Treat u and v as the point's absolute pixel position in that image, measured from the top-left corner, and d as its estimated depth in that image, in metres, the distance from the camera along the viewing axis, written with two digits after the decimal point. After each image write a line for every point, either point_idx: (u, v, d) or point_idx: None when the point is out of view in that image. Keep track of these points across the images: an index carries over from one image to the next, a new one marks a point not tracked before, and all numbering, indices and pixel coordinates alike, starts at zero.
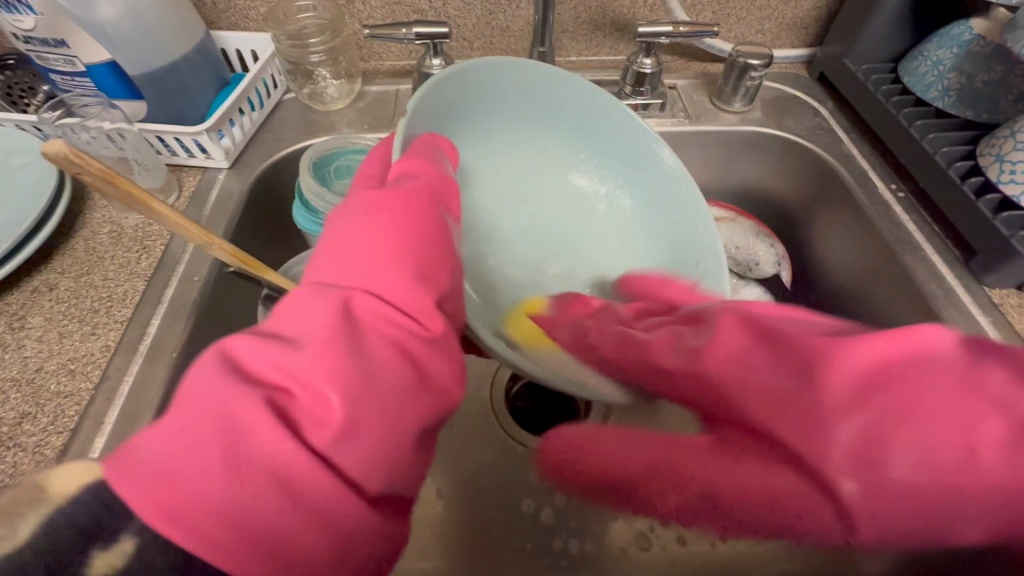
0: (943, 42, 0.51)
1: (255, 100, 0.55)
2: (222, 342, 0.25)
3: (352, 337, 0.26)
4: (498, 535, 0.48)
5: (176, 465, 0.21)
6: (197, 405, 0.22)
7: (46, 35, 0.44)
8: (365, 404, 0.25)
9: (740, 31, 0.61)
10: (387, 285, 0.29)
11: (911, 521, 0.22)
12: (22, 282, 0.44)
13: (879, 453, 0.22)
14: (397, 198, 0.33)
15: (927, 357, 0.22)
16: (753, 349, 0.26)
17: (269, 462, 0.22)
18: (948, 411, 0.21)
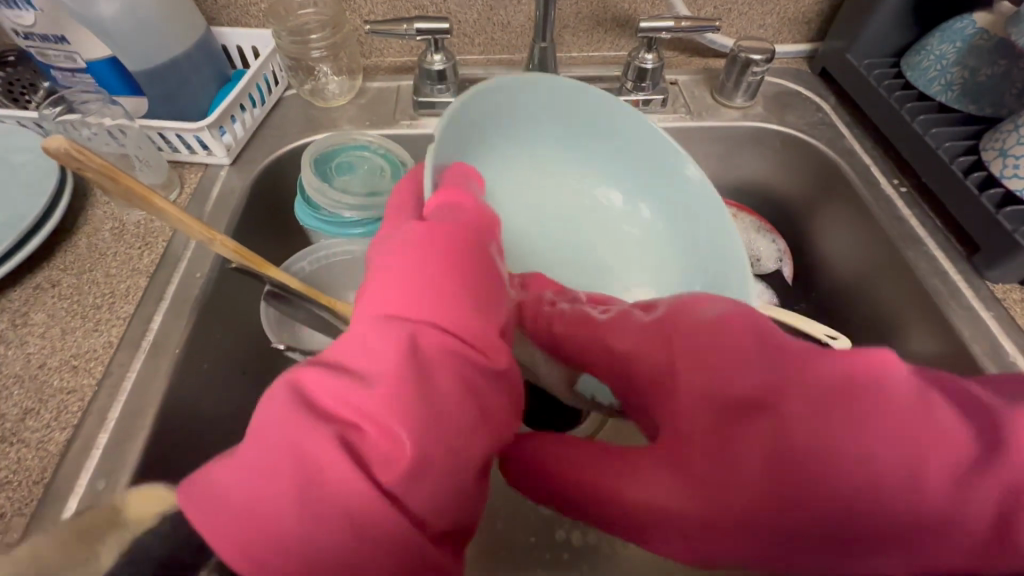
0: (946, 36, 0.51)
1: (256, 96, 0.55)
2: (291, 374, 0.25)
3: (418, 371, 0.25)
4: (501, 528, 0.48)
5: (254, 500, 0.21)
6: (277, 441, 0.23)
7: (47, 31, 0.44)
8: (433, 440, 0.24)
9: (742, 26, 0.61)
10: (449, 318, 0.28)
11: (866, 547, 0.24)
12: (24, 279, 0.44)
13: (828, 457, 0.24)
14: (447, 228, 0.31)
15: (888, 379, 0.24)
16: (738, 348, 0.27)
17: (338, 502, 0.22)
18: (904, 431, 0.23)
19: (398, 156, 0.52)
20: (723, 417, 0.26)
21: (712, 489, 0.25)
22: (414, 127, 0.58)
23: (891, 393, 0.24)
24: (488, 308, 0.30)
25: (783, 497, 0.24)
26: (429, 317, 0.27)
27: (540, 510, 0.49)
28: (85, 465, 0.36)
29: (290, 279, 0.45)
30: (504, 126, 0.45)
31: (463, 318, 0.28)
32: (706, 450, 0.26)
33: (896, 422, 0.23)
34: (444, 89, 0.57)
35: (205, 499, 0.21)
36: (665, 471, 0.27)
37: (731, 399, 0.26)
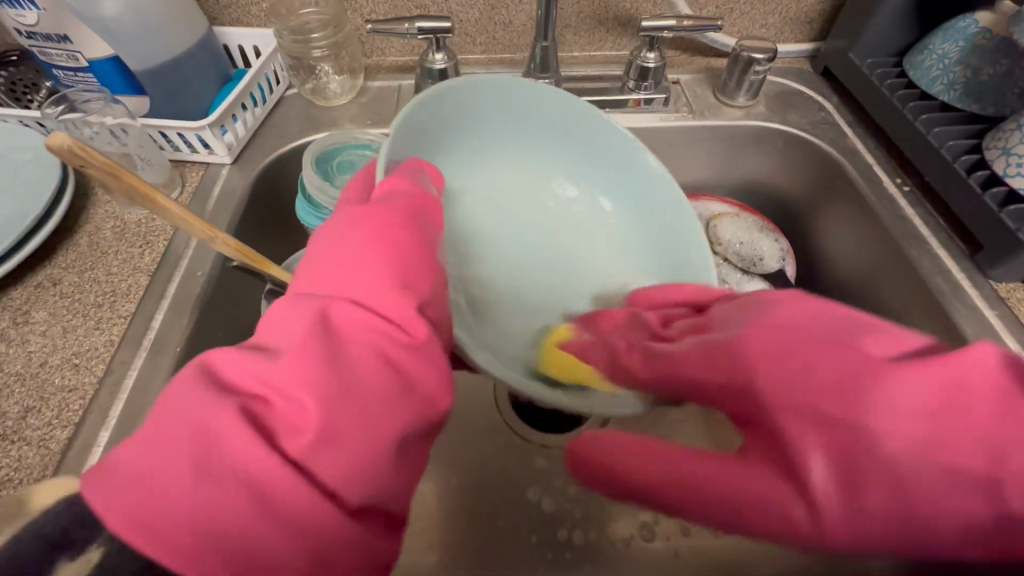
0: (948, 35, 0.51)
1: (257, 95, 0.55)
2: (207, 353, 0.25)
3: (327, 342, 0.26)
4: (503, 526, 0.48)
5: (149, 474, 0.21)
6: (181, 415, 0.22)
7: (48, 30, 0.44)
8: (341, 411, 0.25)
9: (744, 25, 0.61)
10: (371, 294, 0.28)
11: (1000, 550, 0.22)
12: (26, 278, 0.44)
13: (904, 475, 0.22)
14: (380, 211, 0.32)
15: (973, 384, 0.21)
16: (805, 353, 0.24)
17: (241, 470, 0.22)
18: (985, 439, 0.21)
19: None
20: (787, 434, 0.24)
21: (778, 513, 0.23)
22: None
23: (972, 400, 0.21)
24: (411, 283, 0.30)
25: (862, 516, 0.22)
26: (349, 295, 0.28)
27: (543, 509, 0.49)
28: (86, 463, 0.36)
29: (291, 277, 0.44)
30: (467, 124, 0.46)
31: (381, 294, 0.29)
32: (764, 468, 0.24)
33: (977, 431, 0.21)
34: None
35: (105, 480, 0.20)
36: (748, 484, 0.24)
37: (797, 414, 0.24)
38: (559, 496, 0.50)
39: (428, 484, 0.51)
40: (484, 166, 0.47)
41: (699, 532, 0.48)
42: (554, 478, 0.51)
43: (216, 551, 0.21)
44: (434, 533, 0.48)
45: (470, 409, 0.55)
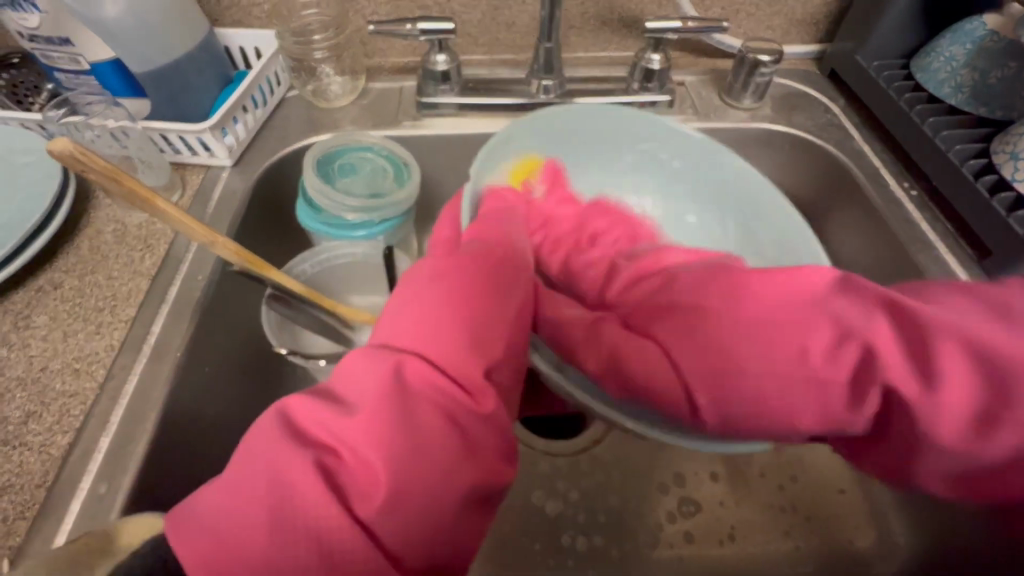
0: (956, 38, 0.50)
1: (258, 97, 0.55)
2: (284, 400, 0.27)
3: (398, 401, 0.26)
4: (506, 531, 0.48)
5: (225, 526, 0.23)
6: (256, 467, 0.25)
7: (50, 33, 0.44)
8: (406, 475, 0.25)
9: (749, 26, 0.60)
10: (446, 354, 0.28)
11: (809, 402, 0.31)
12: (27, 282, 0.44)
13: (731, 337, 0.33)
14: (463, 262, 0.32)
15: (803, 286, 0.33)
16: (683, 276, 0.38)
17: (310, 527, 0.23)
18: (791, 317, 0.32)
19: (402, 158, 0.52)
20: (664, 313, 0.36)
21: (642, 364, 0.34)
22: (418, 127, 0.57)
23: (792, 292, 0.33)
24: (489, 347, 0.29)
25: (698, 362, 0.33)
26: (419, 346, 0.28)
27: (546, 515, 0.49)
28: (87, 470, 0.35)
29: (290, 281, 0.45)
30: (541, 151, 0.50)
31: (459, 355, 0.28)
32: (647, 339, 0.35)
33: (783, 312, 0.32)
34: (448, 90, 0.57)
35: (183, 532, 0.24)
36: (633, 344, 0.35)
37: (667, 304, 0.36)
38: (562, 500, 0.50)
39: None
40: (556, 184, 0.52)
41: (703, 538, 0.48)
42: (558, 483, 0.50)
43: None
44: None
45: None
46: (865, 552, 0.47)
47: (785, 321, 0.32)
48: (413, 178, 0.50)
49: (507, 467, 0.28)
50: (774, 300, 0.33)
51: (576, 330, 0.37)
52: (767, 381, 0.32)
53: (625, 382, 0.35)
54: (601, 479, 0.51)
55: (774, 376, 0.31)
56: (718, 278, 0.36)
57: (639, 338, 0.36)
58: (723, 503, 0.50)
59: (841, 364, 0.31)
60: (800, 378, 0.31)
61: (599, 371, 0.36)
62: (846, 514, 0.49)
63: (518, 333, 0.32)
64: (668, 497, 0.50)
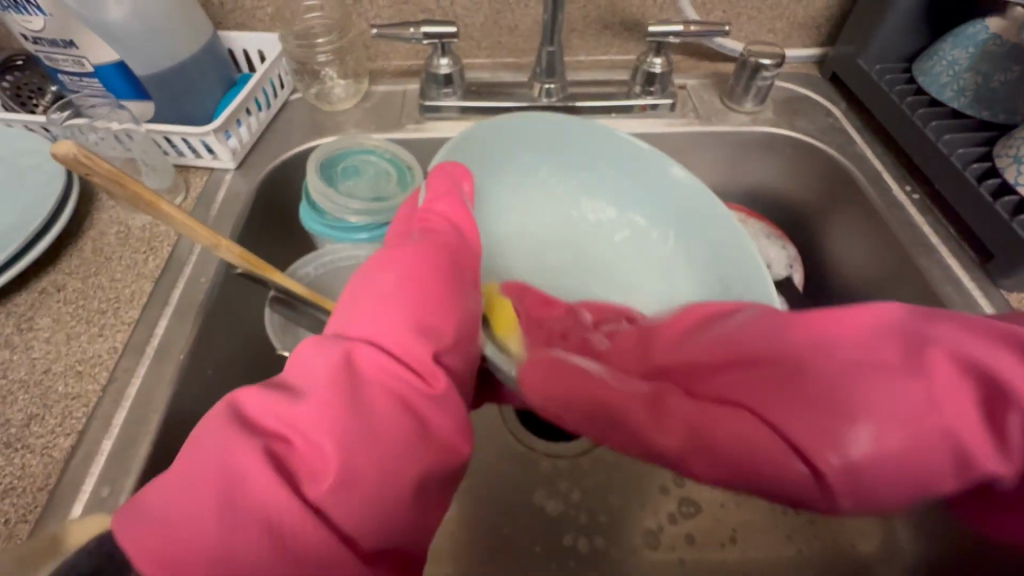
0: (958, 41, 0.50)
1: (261, 100, 0.55)
2: (234, 395, 0.27)
3: (347, 386, 0.27)
4: (508, 533, 0.48)
5: (173, 512, 0.22)
6: (207, 455, 0.24)
7: (55, 36, 0.45)
8: (357, 453, 0.25)
9: (751, 30, 0.60)
10: (394, 341, 0.30)
11: (951, 452, 0.26)
12: (30, 283, 0.44)
13: (838, 387, 0.28)
14: (413, 254, 0.34)
15: (884, 322, 0.29)
16: (738, 323, 0.33)
17: (262, 512, 0.23)
18: (897, 359, 0.28)
19: (405, 161, 0.52)
20: (735, 368, 0.31)
21: (730, 438, 0.28)
22: (420, 130, 0.57)
23: (879, 329, 0.29)
24: (439, 335, 0.31)
25: (808, 423, 0.27)
26: (367, 335, 0.30)
27: (548, 516, 0.49)
28: (90, 472, 0.35)
29: (293, 283, 0.44)
30: (497, 154, 0.49)
31: (406, 340, 0.30)
32: (722, 409, 0.30)
33: (887, 354, 0.28)
34: (451, 93, 0.57)
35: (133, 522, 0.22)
36: (714, 414, 0.30)
37: (734, 357, 0.31)
38: (564, 502, 0.50)
39: None
40: (510, 190, 0.50)
41: (704, 540, 0.48)
42: (560, 486, 0.50)
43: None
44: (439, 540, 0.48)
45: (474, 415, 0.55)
46: (868, 555, 0.47)
47: (895, 363, 0.27)
48: (416, 181, 0.50)
49: (460, 447, 0.30)
50: (862, 340, 0.29)
51: (626, 394, 0.32)
52: (907, 437, 0.26)
53: (720, 458, 0.29)
54: (603, 482, 0.51)
55: (914, 429, 0.26)
56: (788, 318, 0.31)
57: (714, 408, 0.30)
58: (723, 506, 0.49)
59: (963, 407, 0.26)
60: (928, 430, 0.26)
61: (680, 446, 0.30)
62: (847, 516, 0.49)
63: (471, 319, 0.34)
64: (668, 499, 0.50)
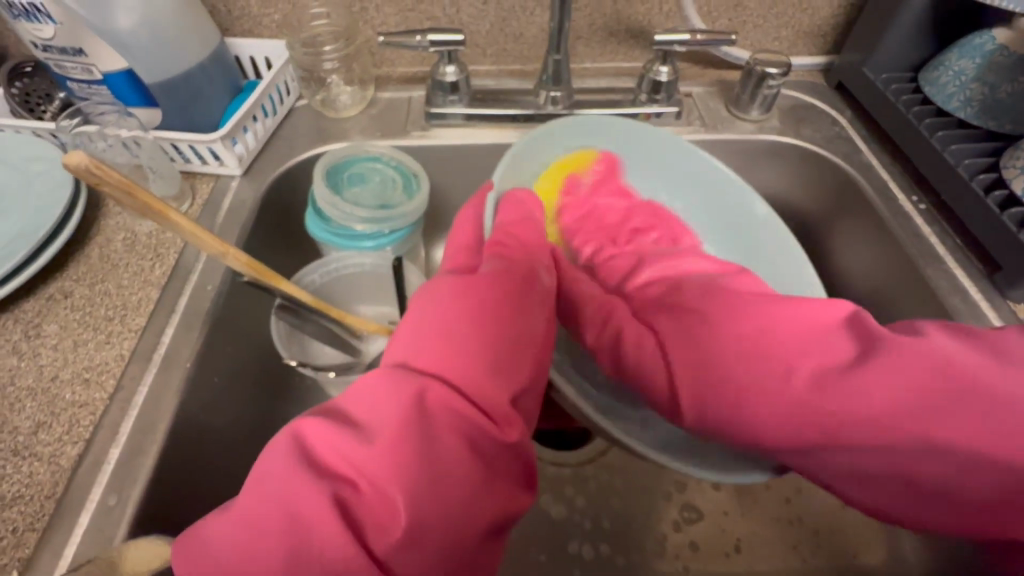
0: (964, 52, 0.50)
1: (268, 106, 0.55)
2: (294, 422, 0.26)
3: (417, 431, 0.26)
4: (514, 537, 0.48)
5: (240, 556, 0.24)
6: (269, 499, 0.25)
7: (64, 44, 0.45)
8: (426, 506, 0.25)
9: (756, 38, 0.60)
10: (469, 381, 0.28)
11: (797, 419, 0.33)
12: (37, 290, 0.44)
13: (728, 352, 0.36)
14: (486, 282, 0.33)
15: (810, 311, 0.36)
16: (701, 291, 0.41)
17: (322, 564, 0.23)
18: (790, 339, 0.35)
19: (412, 169, 0.52)
20: (664, 321, 0.40)
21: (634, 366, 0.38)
22: (425, 137, 0.57)
23: (795, 314, 0.36)
24: (512, 375, 0.30)
25: (688, 366, 0.36)
26: (440, 365, 0.28)
27: (553, 521, 0.49)
28: (97, 481, 0.35)
29: (298, 290, 0.44)
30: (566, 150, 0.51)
31: (483, 379, 0.29)
32: (646, 343, 0.38)
33: (786, 330, 0.35)
34: (456, 100, 0.57)
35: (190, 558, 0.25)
36: (639, 347, 0.38)
37: (673, 313, 0.40)
38: (569, 509, 0.49)
39: None
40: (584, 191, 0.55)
41: (708, 548, 0.48)
42: (566, 492, 0.50)
43: None
44: None
45: None
46: (872, 565, 0.47)
47: (792, 334, 0.35)
48: (422, 189, 0.50)
49: (522, 494, 0.29)
50: (775, 318, 0.36)
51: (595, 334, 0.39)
52: (752, 392, 0.34)
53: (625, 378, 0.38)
54: (608, 489, 0.50)
55: (765, 390, 0.34)
56: (727, 293, 0.39)
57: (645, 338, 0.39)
58: (727, 514, 0.49)
59: (835, 377, 0.33)
60: (777, 395, 0.34)
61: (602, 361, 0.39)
62: (853, 526, 0.49)
63: (540, 351, 0.32)
64: (672, 506, 0.50)
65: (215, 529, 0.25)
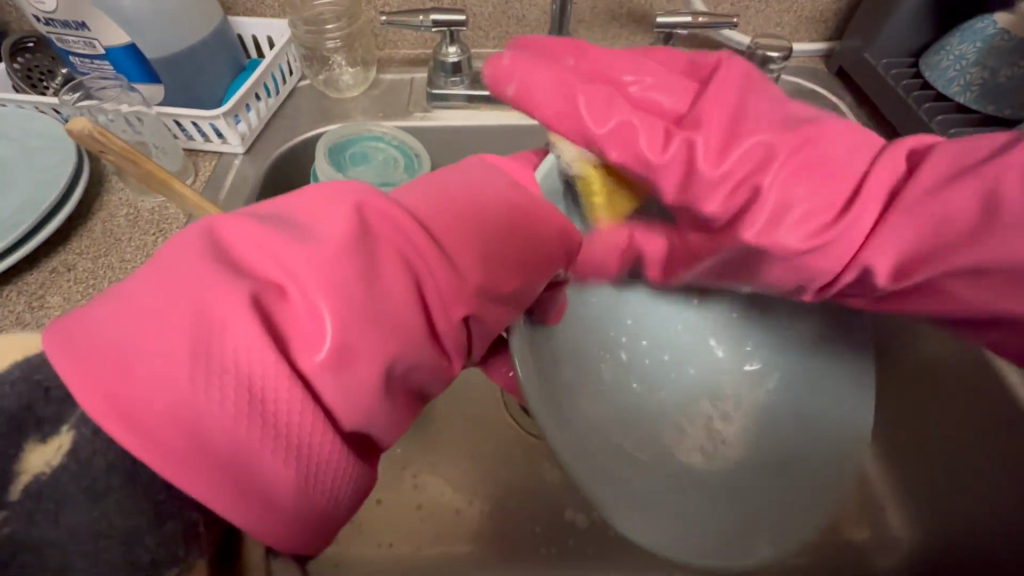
0: (966, 36, 0.50)
1: (271, 85, 0.56)
2: (214, 220, 0.26)
3: (360, 253, 0.25)
4: (512, 509, 0.49)
5: (129, 348, 0.21)
6: (176, 290, 0.23)
7: (67, 18, 0.45)
8: (361, 328, 0.24)
9: (759, 24, 0.60)
10: (431, 220, 0.29)
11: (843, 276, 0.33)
12: (40, 263, 0.45)
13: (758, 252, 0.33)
14: (473, 166, 0.34)
15: (842, 173, 0.31)
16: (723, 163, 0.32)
17: (231, 356, 0.22)
18: (824, 214, 0.31)
19: (413, 149, 0.52)
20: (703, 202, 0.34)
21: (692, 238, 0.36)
22: (427, 119, 0.58)
23: (829, 188, 0.31)
24: (498, 276, 0.29)
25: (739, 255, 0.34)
26: (423, 220, 0.29)
27: (549, 493, 0.50)
28: None
29: None
30: None
31: (467, 265, 0.29)
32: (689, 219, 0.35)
33: (817, 209, 0.31)
34: (458, 82, 0.57)
35: (75, 345, 0.21)
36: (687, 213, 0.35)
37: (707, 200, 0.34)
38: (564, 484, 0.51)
39: (440, 481, 0.51)
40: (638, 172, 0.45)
41: None
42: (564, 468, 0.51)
43: (176, 430, 0.21)
44: (456, 523, 0.49)
45: (476, 403, 0.55)
46: (862, 541, 0.49)
47: (799, 239, 0.31)
48: (423, 168, 0.51)
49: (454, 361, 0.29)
50: (801, 203, 0.31)
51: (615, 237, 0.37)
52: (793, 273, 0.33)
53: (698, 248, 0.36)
54: None
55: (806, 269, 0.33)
56: (761, 167, 0.31)
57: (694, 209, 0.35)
58: None
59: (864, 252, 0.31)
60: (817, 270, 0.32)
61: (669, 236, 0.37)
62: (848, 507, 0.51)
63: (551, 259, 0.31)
64: None
65: (104, 314, 0.22)
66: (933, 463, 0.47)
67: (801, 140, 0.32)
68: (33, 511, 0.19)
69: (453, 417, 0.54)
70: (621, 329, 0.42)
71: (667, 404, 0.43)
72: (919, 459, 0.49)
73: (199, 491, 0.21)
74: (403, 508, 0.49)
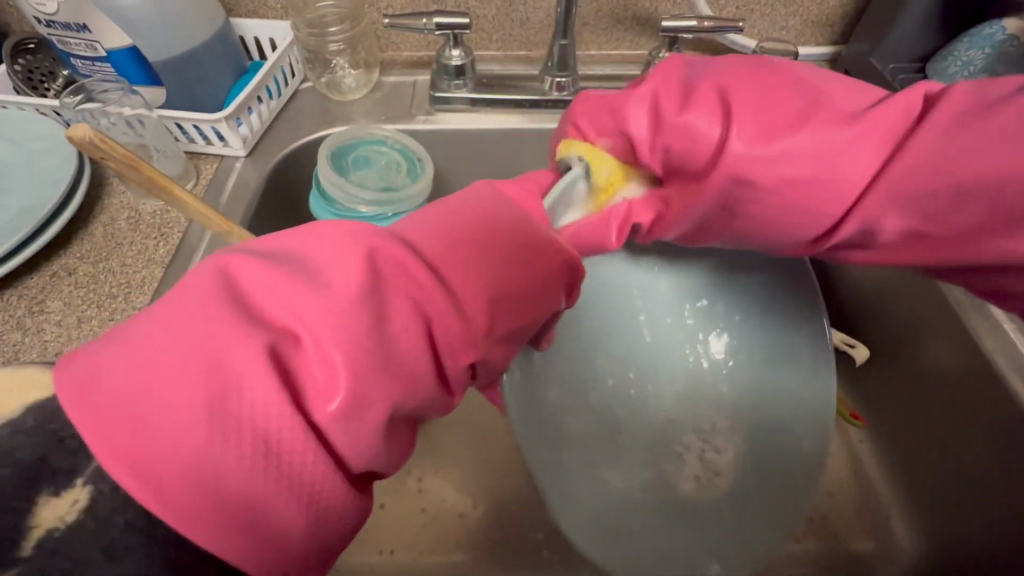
0: (974, 42, 0.50)
1: (273, 88, 0.55)
2: (223, 259, 0.25)
3: (374, 297, 0.24)
4: (515, 513, 0.49)
5: (143, 402, 0.21)
6: (189, 341, 0.22)
7: (68, 20, 0.45)
8: (375, 380, 0.23)
9: (764, 27, 0.60)
10: (438, 255, 0.28)
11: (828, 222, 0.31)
12: (40, 267, 0.44)
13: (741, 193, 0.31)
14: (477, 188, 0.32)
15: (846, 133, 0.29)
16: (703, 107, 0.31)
17: (249, 414, 0.21)
18: (824, 164, 0.29)
19: (415, 153, 0.52)
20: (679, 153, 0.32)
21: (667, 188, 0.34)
22: (429, 122, 0.57)
23: (818, 132, 0.29)
24: (501, 310, 0.28)
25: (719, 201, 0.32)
26: (431, 247, 0.28)
27: None
28: None
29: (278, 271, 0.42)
30: None
31: (469, 295, 0.27)
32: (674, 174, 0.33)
33: (803, 149, 0.29)
34: (461, 85, 0.57)
35: (91, 397, 0.21)
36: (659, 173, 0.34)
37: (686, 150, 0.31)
38: None
39: (441, 488, 0.50)
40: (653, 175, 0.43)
41: None
42: None
43: (191, 487, 0.21)
44: (457, 532, 0.48)
45: (478, 407, 0.54)
46: (864, 552, 0.49)
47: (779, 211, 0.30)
48: (425, 173, 0.50)
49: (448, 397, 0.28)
50: (793, 148, 0.29)
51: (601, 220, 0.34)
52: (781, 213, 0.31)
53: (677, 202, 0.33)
54: None
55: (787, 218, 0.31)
56: (744, 107, 0.30)
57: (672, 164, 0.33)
58: None
59: (852, 200, 0.30)
60: (797, 208, 0.30)
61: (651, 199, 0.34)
62: (847, 514, 0.51)
63: (553, 280, 0.30)
64: None
65: (117, 362, 0.22)
66: (936, 473, 0.47)
67: (799, 105, 0.30)
68: (42, 563, 0.19)
69: (455, 421, 0.54)
70: (610, 355, 0.45)
71: (648, 425, 0.45)
72: (922, 468, 0.49)
73: (215, 546, 0.21)
74: (404, 513, 0.49)
